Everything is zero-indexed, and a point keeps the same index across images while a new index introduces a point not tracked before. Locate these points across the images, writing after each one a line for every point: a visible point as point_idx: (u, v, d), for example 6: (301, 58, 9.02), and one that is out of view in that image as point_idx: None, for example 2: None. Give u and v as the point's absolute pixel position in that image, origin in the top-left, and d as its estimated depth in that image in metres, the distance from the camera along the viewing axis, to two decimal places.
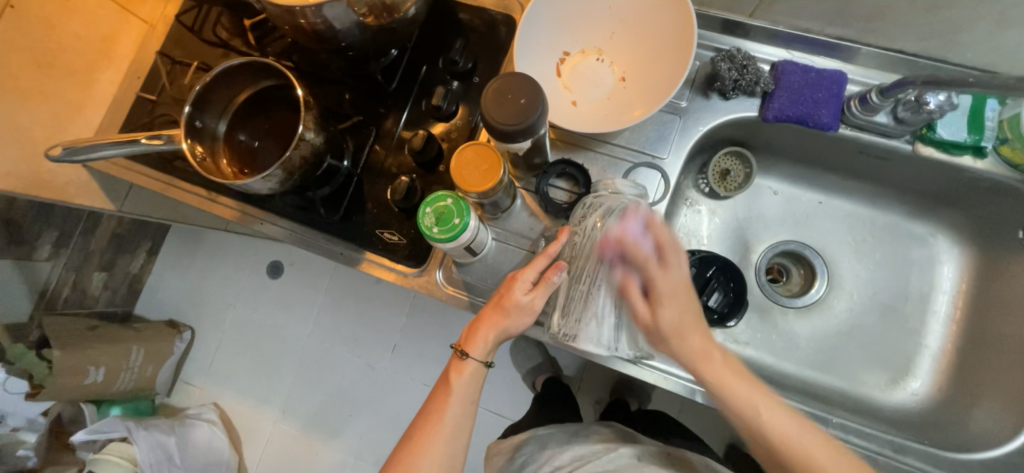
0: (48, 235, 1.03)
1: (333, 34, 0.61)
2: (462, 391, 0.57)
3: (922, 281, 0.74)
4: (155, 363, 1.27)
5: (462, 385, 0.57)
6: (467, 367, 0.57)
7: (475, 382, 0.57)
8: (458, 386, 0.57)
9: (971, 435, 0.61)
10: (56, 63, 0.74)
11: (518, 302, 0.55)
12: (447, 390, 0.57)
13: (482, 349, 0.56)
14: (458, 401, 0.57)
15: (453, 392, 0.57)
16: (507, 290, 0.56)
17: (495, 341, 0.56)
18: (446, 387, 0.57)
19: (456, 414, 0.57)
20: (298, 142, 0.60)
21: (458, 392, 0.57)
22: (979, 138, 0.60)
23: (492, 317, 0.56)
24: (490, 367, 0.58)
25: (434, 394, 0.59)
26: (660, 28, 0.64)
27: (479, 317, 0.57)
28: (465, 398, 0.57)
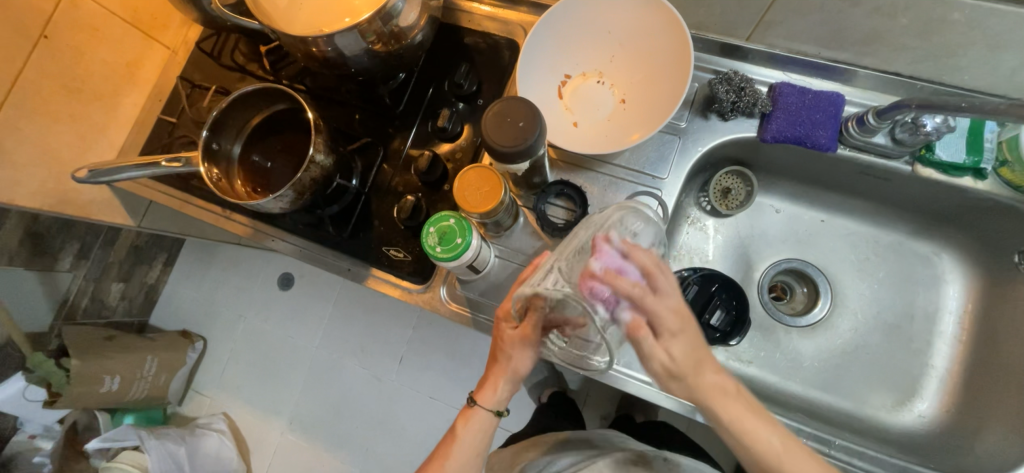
0: (70, 248, 1.08)
1: (343, 60, 0.63)
2: (469, 440, 0.60)
3: (928, 301, 0.73)
4: (168, 372, 1.29)
5: (469, 431, 0.60)
6: (476, 414, 0.60)
7: (483, 431, 0.60)
8: (464, 432, 0.60)
9: (977, 458, 0.60)
10: (85, 87, 0.78)
11: (509, 343, 0.57)
12: (452, 436, 0.61)
13: (492, 397, 0.59)
14: (461, 450, 0.60)
15: (457, 437, 0.60)
16: (495, 326, 0.59)
17: (504, 388, 0.59)
18: (454, 433, 0.61)
19: (457, 462, 0.59)
20: (309, 163, 0.63)
21: (464, 439, 0.60)
22: (978, 160, 0.60)
23: (495, 363, 0.59)
24: (502, 413, 0.60)
25: (443, 443, 0.62)
26: (659, 52, 0.66)
27: (488, 365, 0.60)
28: (470, 448, 0.60)
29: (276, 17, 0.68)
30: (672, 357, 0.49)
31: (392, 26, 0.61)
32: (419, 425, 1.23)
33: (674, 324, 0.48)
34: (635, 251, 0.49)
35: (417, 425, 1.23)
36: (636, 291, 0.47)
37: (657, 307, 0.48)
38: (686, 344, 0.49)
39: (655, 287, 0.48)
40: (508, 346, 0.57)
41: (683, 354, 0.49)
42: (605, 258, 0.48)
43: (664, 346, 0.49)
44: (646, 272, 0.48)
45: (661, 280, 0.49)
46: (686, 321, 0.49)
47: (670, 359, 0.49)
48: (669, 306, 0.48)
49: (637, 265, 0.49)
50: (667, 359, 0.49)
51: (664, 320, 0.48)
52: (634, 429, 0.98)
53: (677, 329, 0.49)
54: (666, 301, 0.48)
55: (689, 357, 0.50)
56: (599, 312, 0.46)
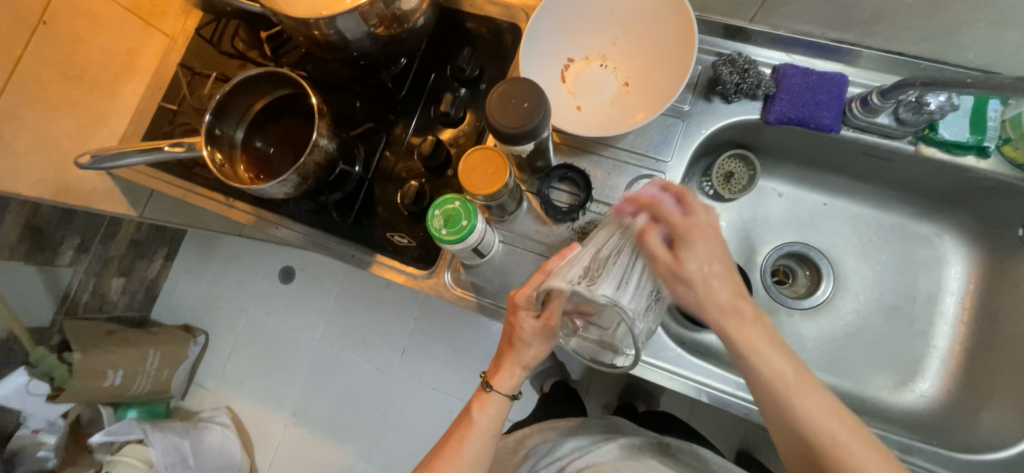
0: (70, 241, 1.08)
1: (345, 44, 0.63)
2: (484, 423, 0.61)
3: (930, 281, 0.74)
4: (170, 366, 1.29)
5: (484, 415, 0.61)
6: (490, 398, 0.60)
7: (497, 414, 0.61)
8: (479, 417, 0.61)
9: (980, 435, 0.61)
10: (84, 75, 0.78)
11: (528, 333, 0.56)
12: (467, 421, 0.61)
13: (508, 382, 0.60)
14: (477, 434, 0.60)
15: (472, 422, 0.61)
16: (511, 310, 0.57)
17: (520, 373, 0.60)
18: (468, 417, 0.61)
19: (473, 446, 0.60)
20: (313, 147, 0.63)
21: (479, 423, 0.61)
22: (982, 138, 0.60)
23: (511, 349, 0.59)
24: (515, 397, 0.61)
25: (458, 428, 0.62)
26: (662, 34, 0.66)
27: (502, 351, 0.60)
28: (485, 432, 0.60)
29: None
30: (693, 275, 0.47)
31: (394, 9, 0.61)
32: (422, 416, 1.23)
33: (694, 228, 0.48)
34: (671, 184, 0.51)
35: (420, 416, 1.23)
36: (665, 202, 0.49)
37: (681, 219, 0.48)
38: (709, 256, 0.48)
39: (687, 208, 0.49)
40: (528, 332, 0.56)
41: (700, 266, 0.47)
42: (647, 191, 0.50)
43: (677, 256, 0.47)
44: (677, 193, 0.50)
45: (695, 203, 0.49)
46: (711, 236, 0.48)
47: (682, 270, 0.47)
48: (696, 221, 0.48)
49: (670, 191, 0.50)
50: (675, 265, 0.47)
51: (688, 229, 0.48)
52: (636, 415, 0.99)
53: (696, 242, 0.48)
54: (702, 215, 0.48)
55: (701, 272, 0.47)
56: (630, 220, 0.50)
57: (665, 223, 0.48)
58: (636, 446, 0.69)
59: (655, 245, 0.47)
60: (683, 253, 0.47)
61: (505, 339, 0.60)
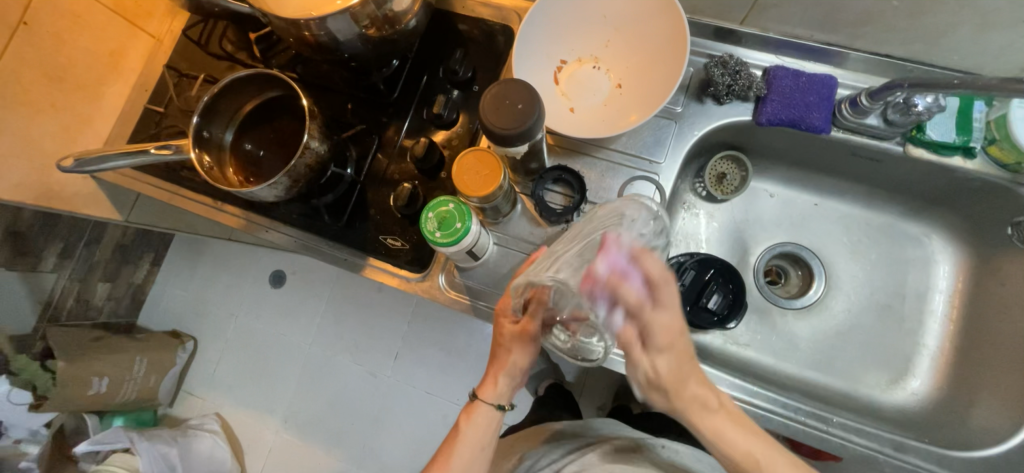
0: (53, 247, 1.05)
1: (336, 45, 0.63)
2: (472, 435, 0.60)
3: (919, 280, 0.75)
4: (158, 372, 1.26)
5: (472, 428, 0.60)
6: (478, 409, 0.61)
7: (486, 427, 0.60)
8: (468, 430, 0.61)
9: (969, 432, 0.61)
10: (67, 77, 0.76)
11: (508, 338, 0.58)
12: (456, 433, 0.61)
13: (493, 390, 0.60)
14: (466, 446, 0.60)
15: (461, 434, 0.61)
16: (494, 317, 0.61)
17: (504, 383, 0.60)
18: (457, 429, 0.61)
19: (462, 459, 0.59)
20: (304, 150, 0.62)
21: (468, 435, 0.60)
22: (968, 139, 0.61)
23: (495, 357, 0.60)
24: (505, 408, 0.61)
25: (447, 441, 0.62)
26: (654, 36, 0.66)
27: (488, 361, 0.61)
28: (475, 443, 0.60)
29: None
30: (656, 368, 0.51)
31: (385, 11, 0.60)
32: (417, 421, 1.22)
33: (666, 330, 0.49)
34: (645, 256, 0.45)
35: (414, 420, 1.22)
36: (642, 304, 0.47)
37: (654, 320, 0.48)
38: (674, 359, 0.51)
39: (655, 299, 0.47)
40: (508, 338, 0.58)
41: (667, 368, 0.51)
42: (612, 258, 0.45)
43: (650, 357, 0.51)
44: (652, 282, 0.46)
45: (666, 294, 0.47)
46: (677, 336, 0.50)
47: (652, 370, 0.52)
48: (667, 323, 0.48)
49: (643, 273, 0.46)
50: (647, 364, 0.51)
51: (664, 330, 0.49)
52: (631, 417, 0.99)
53: (665, 345, 0.50)
54: (666, 314, 0.48)
55: (674, 373, 0.52)
56: (601, 305, 0.46)
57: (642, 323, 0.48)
58: (631, 449, 0.69)
59: (636, 350, 0.51)
60: (655, 353, 0.50)
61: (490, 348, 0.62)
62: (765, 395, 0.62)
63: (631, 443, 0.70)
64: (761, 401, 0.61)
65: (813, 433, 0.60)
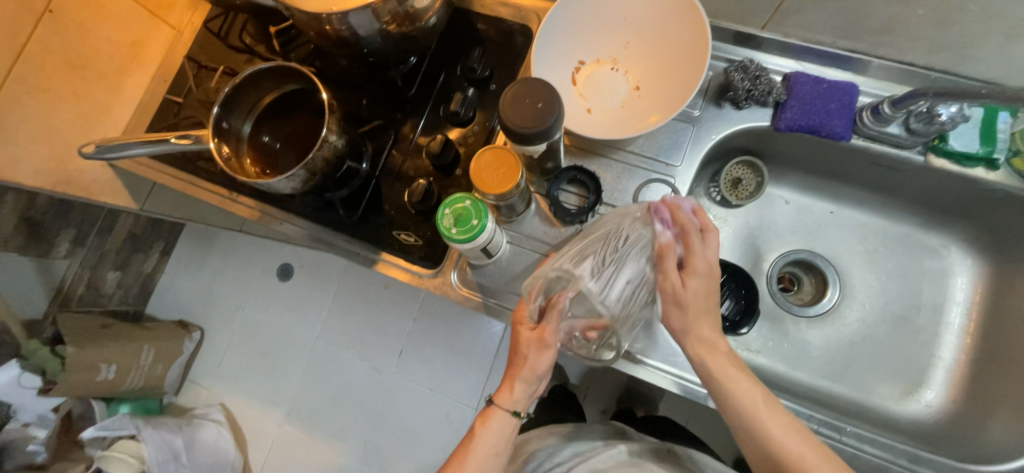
0: (66, 233, 1.06)
1: (356, 40, 0.63)
2: (486, 441, 0.59)
3: (935, 292, 0.74)
4: (165, 361, 1.28)
5: (487, 434, 0.59)
6: (495, 415, 0.59)
7: (500, 433, 0.59)
8: (482, 434, 0.59)
9: (984, 446, 0.61)
10: (89, 65, 0.77)
11: (524, 344, 0.56)
12: (469, 437, 0.60)
13: (509, 398, 0.58)
14: (479, 451, 0.58)
15: (474, 439, 0.59)
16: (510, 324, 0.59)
17: (521, 392, 0.57)
18: (471, 433, 0.60)
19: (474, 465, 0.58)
20: (322, 143, 0.62)
21: (481, 440, 0.59)
22: (992, 150, 0.60)
23: (512, 365, 0.58)
24: (521, 416, 0.59)
25: (462, 445, 0.61)
26: (675, 39, 0.66)
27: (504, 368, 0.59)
28: (489, 449, 0.58)
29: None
30: (686, 321, 0.55)
31: (406, 7, 0.60)
32: (421, 418, 1.22)
33: (702, 266, 0.54)
34: (692, 215, 0.56)
35: (418, 417, 1.22)
36: (692, 229, 0.55)
37: (697, 252, 0.54)
38: (704, 306, 0.55)
39: (694, 249, 0.55)
40: (523, 347, 0.56)
41: (695, 315, 0.54)
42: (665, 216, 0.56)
43: (680, 284, 0.54)
44: (703, 225, 0.55)
45: (711, 237, 0.55)
46: (710, 286, 0.55)
47: (682, 320, 0.55)
48: (708, 258, 0.55)
49: (697, 219, 0.56)
50: (679, 286, 0.54)
51: (704, 263, 0.54)
52: (636, 420, 0.98)
53: (701, 289, 0.55)
54: (709, 256, 0.55)
55: (695, 324, 0.55)
56: (655, 229, 0.56)
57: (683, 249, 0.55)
58: (637, 452, 0.69)
59: (670, 292, 0.55)
60: (684, 299, 0.55)
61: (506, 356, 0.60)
62: (777, 401, 0.61)
63: (636, 446, 0.69)
64: None
65: (825, 441, 0.60)
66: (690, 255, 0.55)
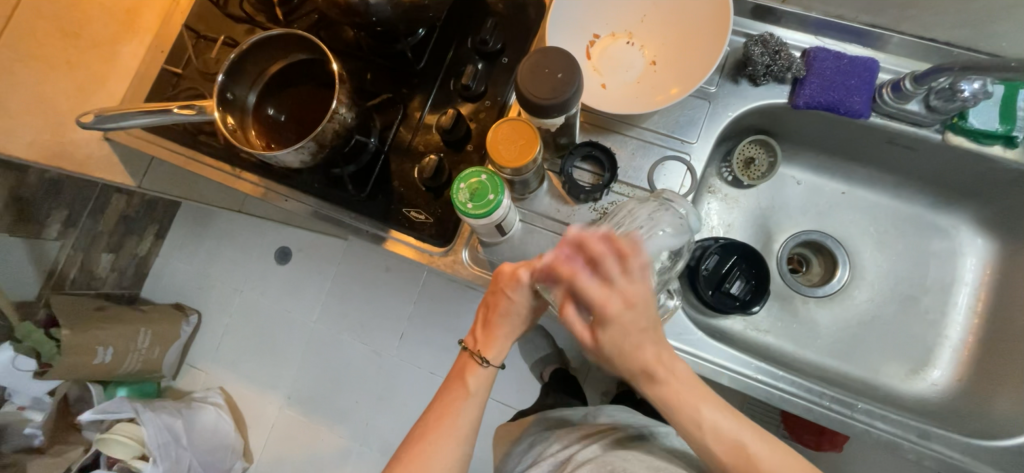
0: (58, 214, 1.02)
1: (365, 7, 0.61)
2: (477, 390, 0.60)
3: (943, 272, 0.74)
4: (162, 345, 1.27)
5: (478, 385, 0.60)
6: (482, 368, 0.59)
7: (487, 383, 0.60)
8: (474, 386, 0.60)
9: (992, 422, 0.61)
10: (82, 33, 0.74)
11: (526, 304, 0.57)
12: (463, 393, 0.60)
13: (499, 352, 0.59)
14: (473, 400, 0.60)
15: (469, 393, 0.60)
16: (505, 285, 0.56)
17: (510, 344, 0.60)
18: (463, 385, 0.60)
19: (468, 414, 0.59)
20: (332, 115, 0.60)
21: (474, 391, 0.60)
22: (1011, 128, 0.60)
23: (505, 324, 0.58)
24: (502, 368, 0.61)
25: (446, 397, 0.60)
26: (694, 12, 0.64)
27: (493, 325, 0.59)
28: (479, 398, 0.60)
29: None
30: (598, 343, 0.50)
31: None
32: (422, 401, 1.22)
33: (611, 303, 0.47)
34: (590, 241, 0.46)
35: (419, 400, 1.22)
36: (576, 279, 0.47)
37: (591, 299, 0.47)
38: (627, 335, 0.49)
39: (602, 278, 0.47)
40: (524, 308, 0.57)
41: (609, 343, 0.49)
42: (559, 250, 0.48)
43: (593, 333, 0.50)
44: (592, 262, 0.46)
45: (611, 268, 0.46)
46: (625, 314, 0.47)
47: (595, 343, 0.50)
48: (610, 299, 0.47)
49: (588, 253, 0.47)
50: (589, 336, 0.50)
51: (605, 309, 0.47)
52: (640, 402, 0.99)
53: (613, 321, 0.48)
54: (613, 294, 0.47)
55: (618, 346, 0.49)
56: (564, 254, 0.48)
57: (583, 302, 0.49)
58: (639, 438, 0.67)
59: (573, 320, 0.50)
60: (597, 326, 0.49)
61: (496, 315, 0.58)
62: (789, 378, 0.61)
63: (639, 433, 0.67)
64: (785, 384, 0.61)
65: (837, 418, 0.60)
66: (581, 291, 0.47)
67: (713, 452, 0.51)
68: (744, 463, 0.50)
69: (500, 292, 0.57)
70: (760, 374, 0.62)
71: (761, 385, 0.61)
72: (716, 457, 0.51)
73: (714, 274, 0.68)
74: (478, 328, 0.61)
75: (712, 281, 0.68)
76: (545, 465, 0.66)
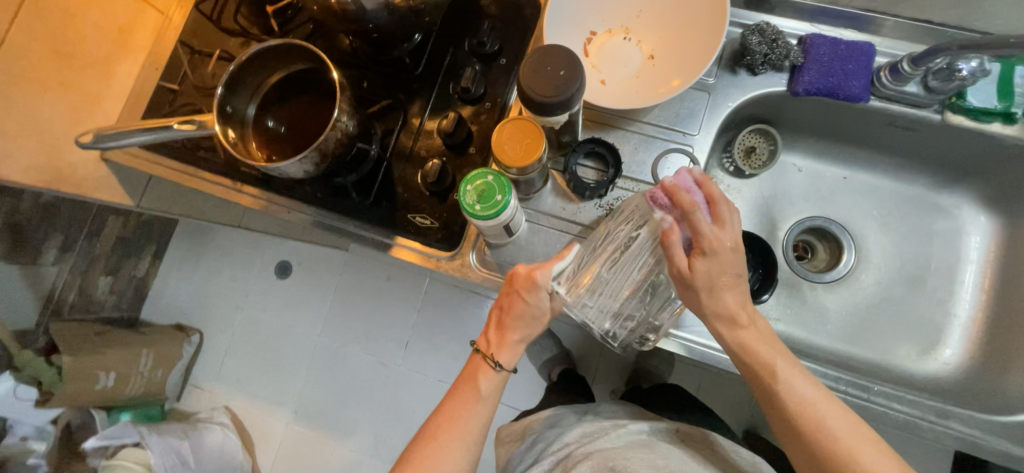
0: (54, 238, 1.00)
1: (361, 14, 0.61)
2: (488, 392, 0.59)
3: (947, 251, 0.75)
4: (164, 366, 1.26)
5: (489, 387, 0.59)
6: (492, 369, 0.59)
7: (497, 387, 0.60)
8: (485, 388, 0.59)
9: (1008, 397, 0.61)
10: (76, 53, 0.73)
11: (541, 307, 0.57)
12: (474, 396, 0.59)
13: (511, 355, 0.59)
14: (483, 402, 0.59)
15: (479, 395, 0.59)
16: (522, 287, 0.56)
17: (521, 346, 0.60)
18: (474, 386, 0.59)
19: (478, 416, 0.58)
20: (334, 124, 0.60)
21: (485, 392, 0.59)
22: (1010, 104, 0.60)
23: (518, 326, 0.58)
24: (514, 372, 0.60)
25: (456, 398, 0.59)
26: (690, 6, 0.64)
27: (507, 327, 0.59)
28: (489, 400, 0.59)
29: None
30: (700, 275, 0.51)
31: None
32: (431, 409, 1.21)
33: (721, 242, 0.50)
34: (710, 182, 0.52)
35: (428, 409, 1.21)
36: (697, 210, 0.50)
37: (707, 229, 0.50)
38: (724, 270, 0.51)
39: (716, 215, 0.51)
40: (540, 310, 0.57)
41: (706, 269, 0.50)
42: (681, 178, 0.52)
43: (693, 261, 0.51)
44: (711, 199, 0.51)
45: (722, 210, 0.51)
46: (732, 258, 0.51)
47: (691, 270, 0.51)
48: (721, 235, 0.50)
49: (704, 193, 0.52)
50: (687, 267, 0.51)
51: (717, 243, 0.50)
52: None
53: (725, 254, 0.51)
54: (725, 233, 0.51)
55: (711, 280, 0.51)
56: (669, 185, 0.51)
57: (690, 230, 0.51)
58: (646, 431, 0.66)
59: (676, 249, 0.50)
60: (700, 256, 0.50)
61: (510, 317, 0.58)
62: (804, 364, 0.61)
63: (645, 426, 0.67)
64: (801, 371, 0.61)
65: (854, 402, 0.60)
66: (697, 224, 0.50)
67: (786, 411, 0.51)
68: (816, 439, 0.49)
69: (516, 294, 0.57)
70: None
71: None
72: (787, 416, 0.51)
73: None
74: (490, 330, 0.61)
75: None
76: (545, 461, 0.65)
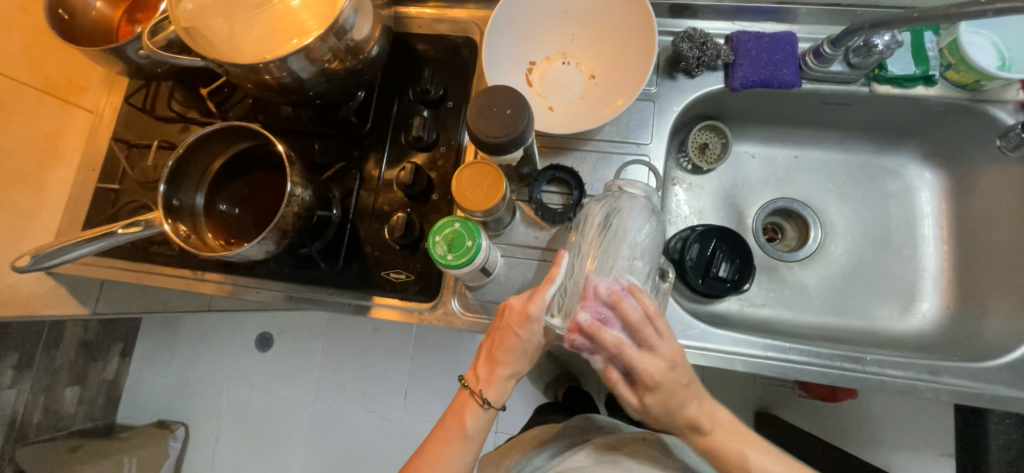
0: (7, 361, 0.93)
1: (299, 85, 0.59)
2: (474, 432, 0.57)
3: (904, 209, 0.78)
4: (152, 468, 1.18)
5: (476, 425, 0.57)
6: (477, 406, 0.57)
7: (484, 425, 0.57)
8: (472, 427, 0.57)
9: (989, 342, 0.64)
10: (2, 168, 0.69)
11: (530, 338, 0.55)
12: (460, 435, 0.57)
13: (497, 391, 0.56)
14: (466, 442, 0.57)
15: (466, 435, 0.57)
16: (515, 321, 0.55)
17: (511, 383, 0.58)
18: (460, 424, 0.57)
19: (462, 458, 0.57)
20: (289, 199, 0.58)
21: (472, 430, 0.57)
22: (926, 69, 0.65)
23: (508, 361, 0.56)
24: (502, 409, 0.58)
25: (439, 436, 0.58)
26: (619, 23, 0.67)
27: (495, 362, 0.56)
28: (473, 439, 0.57)
29: (214, 43, 0.58)
30: (660, 399, 0.52)
31: (347, 41, 0.57)
32: None
33: (655, 378, 0.51)
34: (622, 308, 0.51)
35: None
36: (624, 345, 0.51)
37: (639, 363, 0.51)
38: (670, 396, 0.52)
39: (641, 341, 0.51)
40: (532, 344, 0.56)
41: (657, 405, 0.52)
42: (593, 309, 0.51)
43: (639, 395, 0.52)
44: (631, 329, 0.51)
45: (649, 333, 0.52)
46: (673, 374, 0.52)
47: (642, 407, 0.53)
48: (654, 364, 0.51)
49: (625, 322, 0.51)
50: (640, 405, 0.53)
51: (650, 375, 0.51)
52: None
53: (664, 378, 0.51)
54: (656, 357, 0.51)
55: (665, 408, 0.52)
56: (589, 317, 0.51)
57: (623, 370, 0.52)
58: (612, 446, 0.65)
59: (621, 388, 0.52)
60: (645, 393, 0.52)
61: (501, 351, 0.56)
62: (798, 348, 0.62)
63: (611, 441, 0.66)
64: (796, 355, 0.62)
65: (852, 376, 0.61)
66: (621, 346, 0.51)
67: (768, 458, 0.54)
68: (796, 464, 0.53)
69: (509, 329, 0.56)
70: (771, 350, 0.62)
71: (775, 360, 0.62)
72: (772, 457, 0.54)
73: (699, 262, 0.69)
74: (480, 365, 0.58)
75: (699, 270, 0.68)
76: None
